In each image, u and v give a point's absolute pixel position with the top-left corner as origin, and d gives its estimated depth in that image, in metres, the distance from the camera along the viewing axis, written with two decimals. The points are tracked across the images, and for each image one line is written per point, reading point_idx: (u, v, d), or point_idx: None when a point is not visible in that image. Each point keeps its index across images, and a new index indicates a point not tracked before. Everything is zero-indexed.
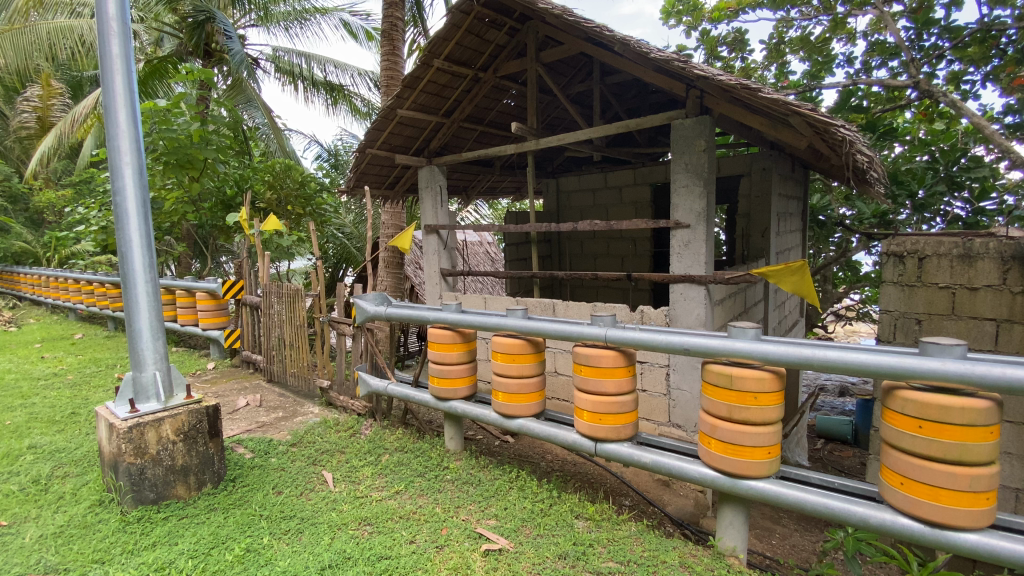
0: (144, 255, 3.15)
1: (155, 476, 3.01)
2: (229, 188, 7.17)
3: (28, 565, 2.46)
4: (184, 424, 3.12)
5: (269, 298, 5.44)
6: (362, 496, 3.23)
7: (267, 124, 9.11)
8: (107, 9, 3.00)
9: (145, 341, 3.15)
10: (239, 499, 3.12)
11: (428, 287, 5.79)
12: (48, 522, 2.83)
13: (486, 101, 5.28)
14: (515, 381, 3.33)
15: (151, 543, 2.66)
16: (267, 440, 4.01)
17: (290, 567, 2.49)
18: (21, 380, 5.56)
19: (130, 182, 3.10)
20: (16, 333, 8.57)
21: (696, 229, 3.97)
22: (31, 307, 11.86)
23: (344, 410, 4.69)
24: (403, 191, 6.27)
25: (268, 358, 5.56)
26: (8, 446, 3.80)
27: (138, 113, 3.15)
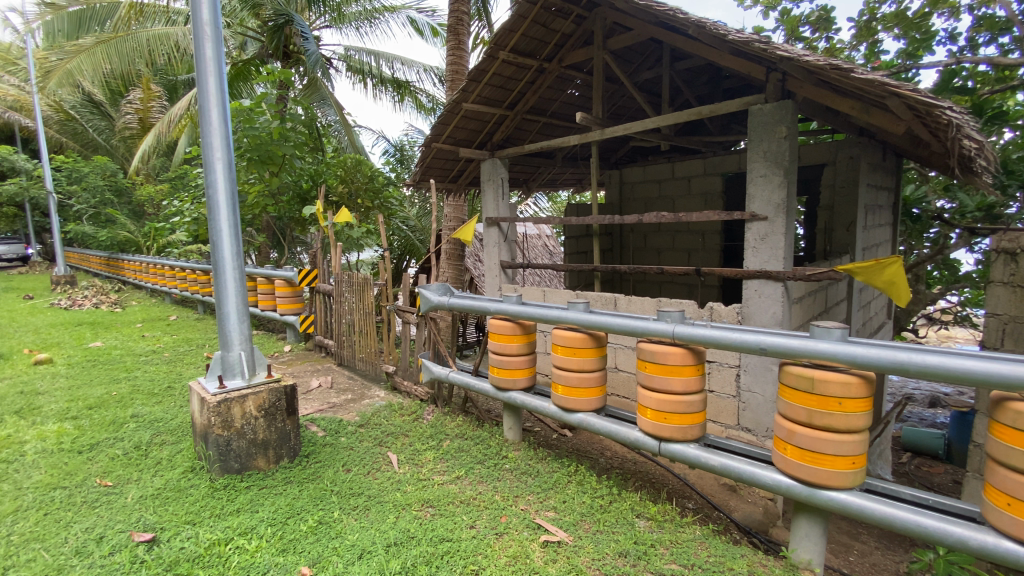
0: (232, 244, 3.39)
1: (239, 447, 3.25)
2: (305, 182, 7.58)
3: (132, 522, 2.73)
4: (265, 401, 3.35)
5: (340, 286, 5.71)
6: (425, 478, 3.32)
7: (339, 121, 9.53)
8: (202, 15, 3.24)
9: (232, 323, 3.40)
10: (312, 474, 3.31)
11: (488, 279, 5.84)
12: (148, 484, 3.13)
13: (550, 92, 5.22)
14: (576, 375, 3.28)
15: (234, 510, 2.88)
16: (337, 420, 4.23)
17: (359, 542, 2.60)
18: (126, 356, 6.19)
19: (221, 177, 3.34)
20: (123, 313, 9.56)
21: (773, 221, 3.73)
22: (134, 291, 13.18)
23: (408, 395, 4.84)
24: (466, 183, 6.35)
25: (339, 343, 5.85)
26: (116, 414, 4.24)
27: (227, 111, 3.37)
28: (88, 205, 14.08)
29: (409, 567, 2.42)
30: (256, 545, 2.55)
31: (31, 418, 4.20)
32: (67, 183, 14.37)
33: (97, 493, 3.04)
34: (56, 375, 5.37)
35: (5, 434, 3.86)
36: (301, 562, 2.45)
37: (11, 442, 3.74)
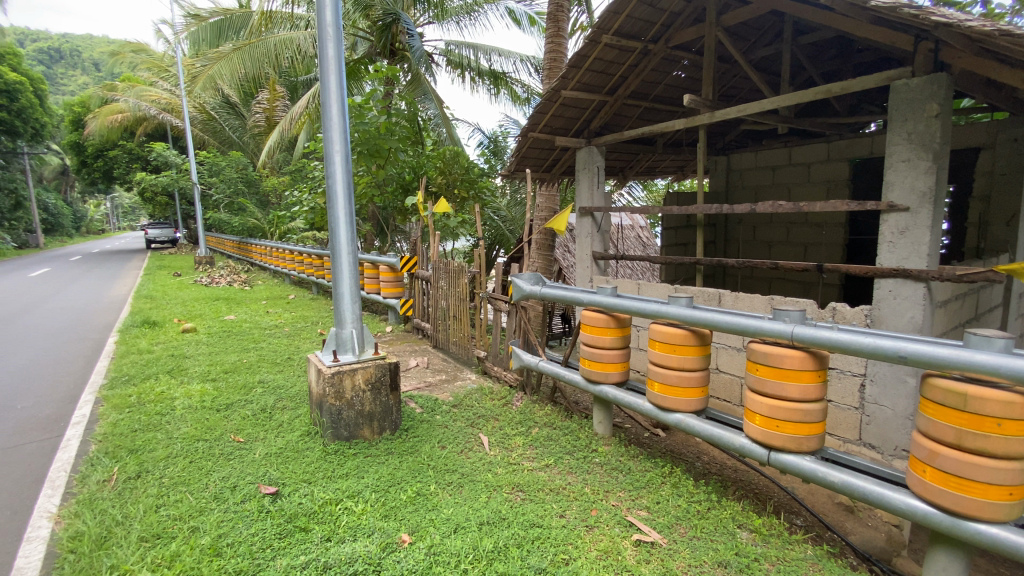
0: (347, 229, 3.65)
1: (348, 417, 3.51)
2: (408, 173, 7.88)
3: (259, 475, 3.07)
4: (372, 376, 3.58)
5: (437, 273, 5.94)
6: (515, 463, 3.37)
7: (439, 114, 9.91)
8: (325, 17, 3.51)
9: (346, 303, 3.68)
10: (411, 447, 3.50)
11: (579, 270, 5.77)
12: (272, 443, 3.50)
13: (654, 75, 4.99)
14: (675, 373, 3.11)
15: (343, 473, 3.12)
16: (433, 399, 4.43)
17: (454, 517, 2.70)
18: (255, 328, 6.98)
19: (339, 168, 3.61)
20: (251, 291, 10.78)
21: (917, 213, 3.27)
22: (259, 272, 14.80)
23: (498, 380, 4.94)
24: (560, 173, 6.31)
25: (434, 326, 6.12)
26: (247, 379, 4.80)
27: (345, 107, 3.62)
28: (224, 195, 16.02)
29: (501, 548, 2.47)
30: (362, 508, 2.74)
31: (181, 378, 4.88)
32: (209, 176, 16.43)
33: (231, 447, 3.45)
34: (199, 342, 6.18)
35: (162, 390, 4.51)
36: (401, 529, 2.59)
37: (166, 397, 4.36)
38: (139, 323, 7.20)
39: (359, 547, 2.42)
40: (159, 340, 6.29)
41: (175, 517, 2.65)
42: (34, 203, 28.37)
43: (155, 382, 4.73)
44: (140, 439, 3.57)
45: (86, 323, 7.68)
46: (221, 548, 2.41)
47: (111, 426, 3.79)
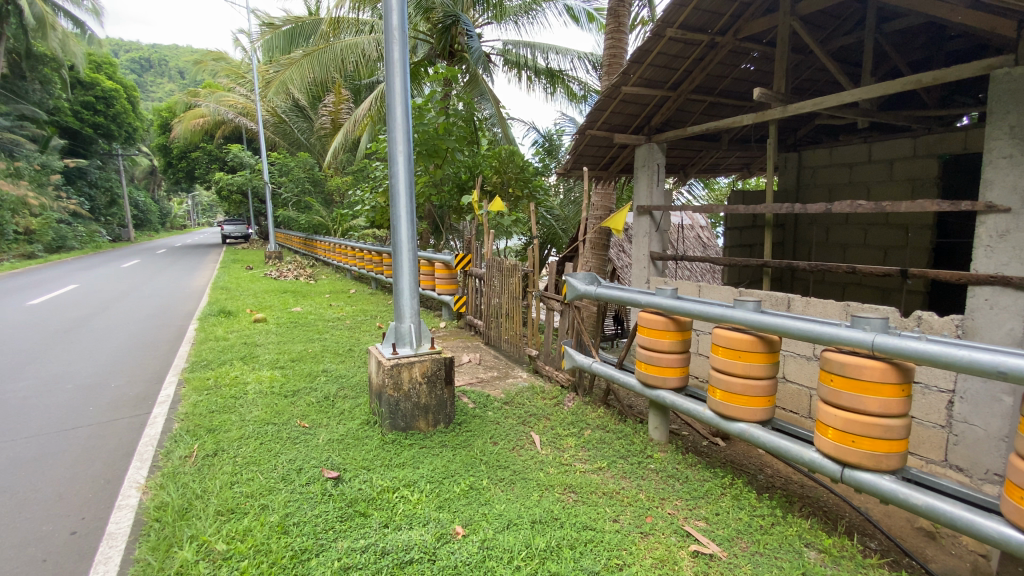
0: (407, 227, 3.75)
1: (406, 408, 3.61)
2: (464, 173, 8.00)
3: (323, 460, 3.22)
4: (428, 369, 3.66)
5: (490, 270, 5.98)
6: (567, 464, 3.34)
7: (496, 114, 10.01)
8: (392, 21, 3.62)
9: (404, 298, 3.77)
10: (464, 441, 3.56)
11: (636, 270, 5.65)
12: (334, 430, 3.67)
13: (720, 68, 4.79)
14: (740, 381, 2.97)
15: (400, 463, 3.21)
16: (485, 395, 4.48)
17: (506, 513, 2.71)
18: (318, 320, 7.34)
19: (402, 168, 3.71)
20: (314, 285, 11.35)
21: (1020, 214, 2.94)
22: (322, 267, 15.55)
23: (549, 379, 4.91)
24: (617, 171, 6.21)
25: (487, 323, 6.18)
26: (312, 368, 5.06)
27: (409, 108, 3.72)
28: (292, 194, 16.97)
29: (554, 547, 2.46)
30: (418, 498, 2.81)
31: (253, 364, 5.21)
32: (278, 175, 17.43)
33: (297, 432, 3.64)
34: (269, 331, 6.57)
35: (236, 374, 4.84)
36: (455, 521, 2.63)
37: (240, 381, 4.67)
38: (216, 312, 7.75)
39: (415, 535, 2.48)
40: (233, 329, 6.74)
41: (247, 494, 2.82)
42: (127, 201, 31.19)
43: (230, 368, 5.08)
44: (217, 419, 3.83)
45: (170, 311, 8.35)
46: (288, 526, 2.54)
47: (192, 406, 4.10)
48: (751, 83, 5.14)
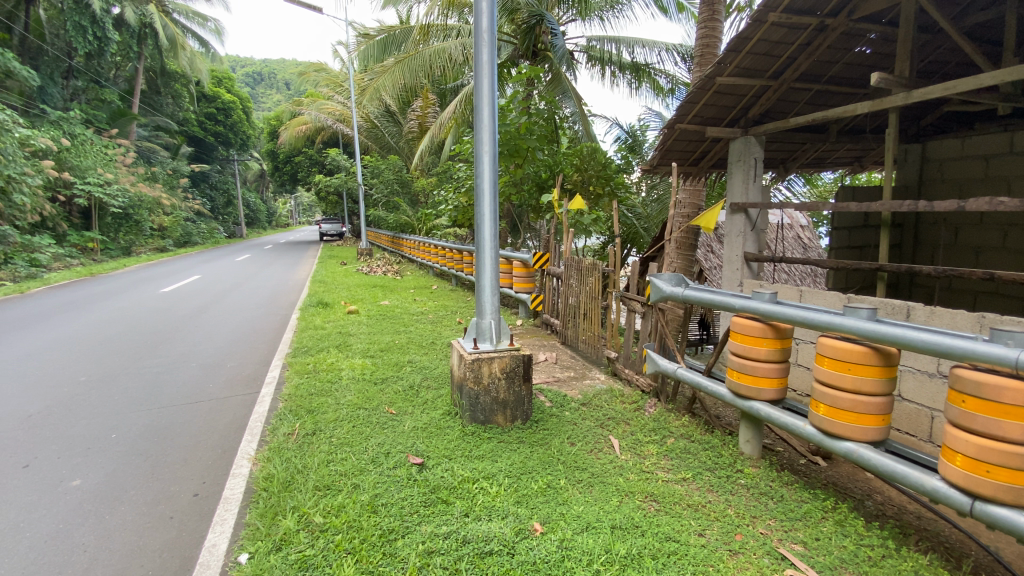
0: (491, 225, 3.82)
1: (485, 402, 3.68)
2: (545, 171, 7.98)
3: (408, 446, 3.37)
4: (507, 365, 3.70)
5: (568, 270, 5.92)
6: (648, 471, 3.22)
7: (578, 112, 9.91)
8: (482, 24, 3.68)
9: (486, 294, 3.86)
10: (542, 439, 3.55)
11: (727, 272, 5.32)
12: (419, 418, 3.83)
13: (829, 53, 4.38)
14: (848, 396, 2.68)
15: (479, 455, 3.28)
16: (562, 395, 4.45)
17: (585, 515, 2.67)
18: (404, 314, 7.71)
19: (487, 167, 3.78)
20: (400, 280, 11.94)
21: None
22: (408, 264, 16.35)
23: (628, 383, 4.76)
24: (708, 166, 5.92)
25: (564, 323, 6.13)
26: (399, 358, 5.32)
27: (496, 109, 3.78)
28: (382, 194, 18.02)
29: (635, 555, 2.38)
30: (496, 491, 2.85)
31: (346, 352, 5.59)
32: (369, 177, 18.55)
33: (385, 417, 3.85)
34: (360, 322, 7.02)
35: (332, 361, 5.22)
36: (533, 517, 2.63)
37: (335, 367, 5.03)
38: (314, 303, 8.41)
39: (495, 527, 2.52)
40: (329, 319, 7.28)
41: (341, 473, 3.03)
42: (241, 201, 34.75)
43: (326, 354, 5.48)
44: (315, 401, 4.15)
45: (274, 302, 9.17)
46: (377, 506, 2.69)
47: (294, 388, 4.48)
48: (866, 68, 4.64)
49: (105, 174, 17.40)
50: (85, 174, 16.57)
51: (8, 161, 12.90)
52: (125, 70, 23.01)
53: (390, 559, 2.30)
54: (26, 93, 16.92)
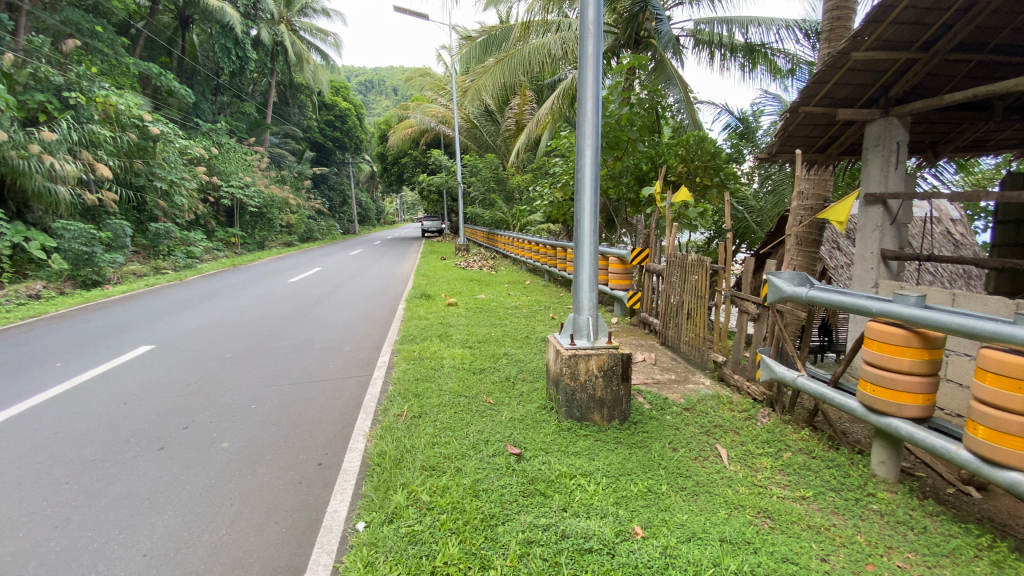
0: (591, 220, 3.75)
1: (582, 399, 3.63)
2: (646, 164, 7.66)
3: (506, 436, 3.45)
4: (605, 363, 3.59)
5: (671, 267, 5.65)
6: (761, 485, 2.99)
7: (683, 99, 9.43)
8: (588, 15, 3.62)
9: (585, 291, 3.81)
10: (641, 442, 3.43)
11: (860, 272, 4.76)
12: (516, 410, 3.90)
13: (995, 19, 3.68)
14: (1016, 418, 2.25)
15: (576, 451, 3.25)
16: (663, 397, 4.27)
17: (690, 524, 2.55)
18: (499, 308, 7.89)
19: (589, 161, 3.71)
20: (495, 275, 12.24)
21: None
22: (503, 259, 16.74)
23: (738, 390, 4.43)
24: (838, 153, 5.34)
25: (664, 323, 5.86)
26: (496, 350, 5.45)
27: (599, 101, 3.70)
28: (480, 191, 18.62)
29: (746, 572, 2.21)
30: (595, 489, 2.81)
31: (447, 342, 5.86)
32: (469, 175, 19.24)
33: (483, 406, 3.98)
34: (459, 314, 7.30)
35: (434, 349, 5.49)
36: (633, 520, 2.56)
37: (437, 355, 5.30)
38: (418, 295, 8.91)
39: (594, 526, 2.48)
40: (431, 310, 7.67)
41: (445, 456, 3.18)
42: (354, 201, 37.81)
43: (429, 343, 5.79)
44: (421, 386, 4.41)
45: (381, 293, 9.85)
46: (478, 490, 2.79)
47: (402, 373, 4.79)
48: None
49: (244, 178, 19.86)
50: (229, 178, 19.02)
51: (171, 168, 15.21)
52: (260, 85, 26.02)
53: (491, 544, 2.37)
54: (185, 109, 19.77)
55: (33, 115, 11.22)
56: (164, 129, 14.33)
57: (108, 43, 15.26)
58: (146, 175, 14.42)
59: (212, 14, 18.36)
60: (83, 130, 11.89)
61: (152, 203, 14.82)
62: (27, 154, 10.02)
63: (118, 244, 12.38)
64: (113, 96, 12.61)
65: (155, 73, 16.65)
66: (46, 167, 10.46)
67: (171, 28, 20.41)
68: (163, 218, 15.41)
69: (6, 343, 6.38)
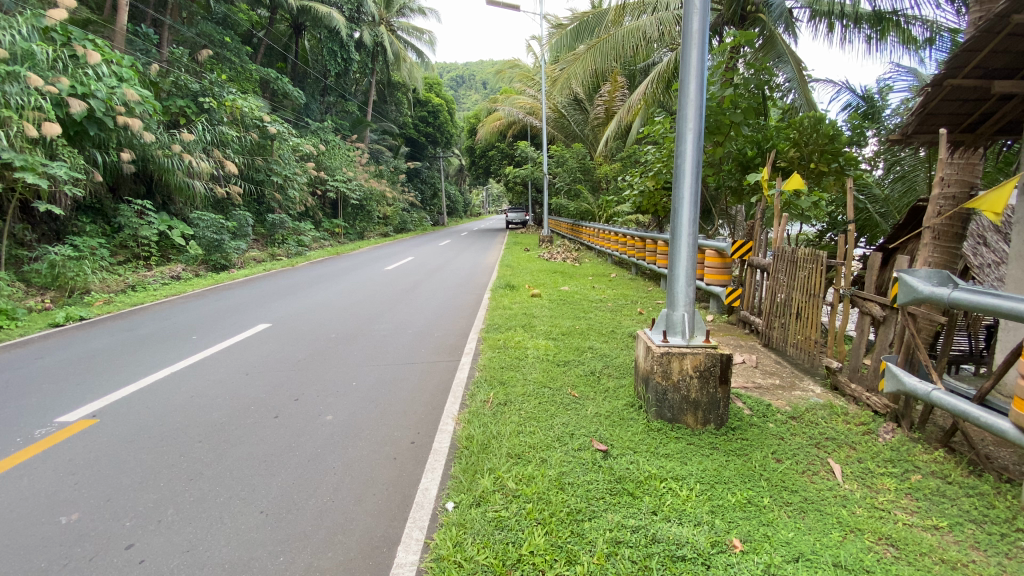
0: (690, 210, 3.54)
1: (673, 400, 3.45)
2: (751, 149, 7.06)
3: (591, 431, 3.38)
4: (701, 364, 3.37)
5: (777, 262, 5.19)
6: (882, 509, 2.65)
7: (795, 77, 8.56)
8: None
9: (680, 285, 3.61)
10: (739, 450, 3.20)
11: (1015, 272, 4.01)
12: (601, 405, 3.81)
13: None
14: None
15: (666, 453, 3.11)
16: (765, 404, 3.94)
17: (796, 543, 2.32)
18: (584, 300, 7.79)
19: (690, 147, 3.49)
20: (580, 267, 12.09)
21: None
22: (588, 251, 16.51)
23: (856, 402, 3.97)
24: (993, 131, 4.52)
25: (768, 323, 5.41)
26: (580, 343, 5.38)
27: (704, 82, 3.45)
28: (566, 182, 18.43)
29: None
30: (687, 495, 2.66)
31: (532, 332, 5.88)
32: (556, 166, 19.12)
33: (568, 399, 3.94)
34: (543, 306, 7.30)
35: (519, 339, 5.54)
36: (732, 532, 2.39)
37: (521, 345, 5.35)
38: (503, 285, 9.05)
39: (688, 533, 2.35)
40: (515, 301, 7.73)
41: (530, 445, 3.19)
42: (444, 193, 39.23)
43: (514, 333, 5.86)
44: (506, 374, 4.47)
45: (468, 282, 10.11)
46: (564, 483, 2.76)
47: (487, 360, 4.89)
48: None
49: (347, 172, 21.36)
50: (335, 173, 20.53)
51: (285, 164, 16.73)
52: (362, 85, 27.78)
53: (578, 539, 2.33)
54: (298, 110, 21.63)
55: (175, 119, 12.89)
56: (280, 128, 15.78)
57: (235, 52, 17.19)
58: (265, 171, 16.00)
59: (321, 20, 19.84)
60: (214, 131, 13.44)
61: (270, 196, 16.44)
62: (170, 153, 11.55)
63: (242, 233, 13.87)
64: (238, 100, 14.14)
65: (274, 78, 18.35)
66: (186, 164, 11.95)
67: (287, 35, 22.38)
68: (279, 210, 17.08)
69: (155, 317, 7.42)
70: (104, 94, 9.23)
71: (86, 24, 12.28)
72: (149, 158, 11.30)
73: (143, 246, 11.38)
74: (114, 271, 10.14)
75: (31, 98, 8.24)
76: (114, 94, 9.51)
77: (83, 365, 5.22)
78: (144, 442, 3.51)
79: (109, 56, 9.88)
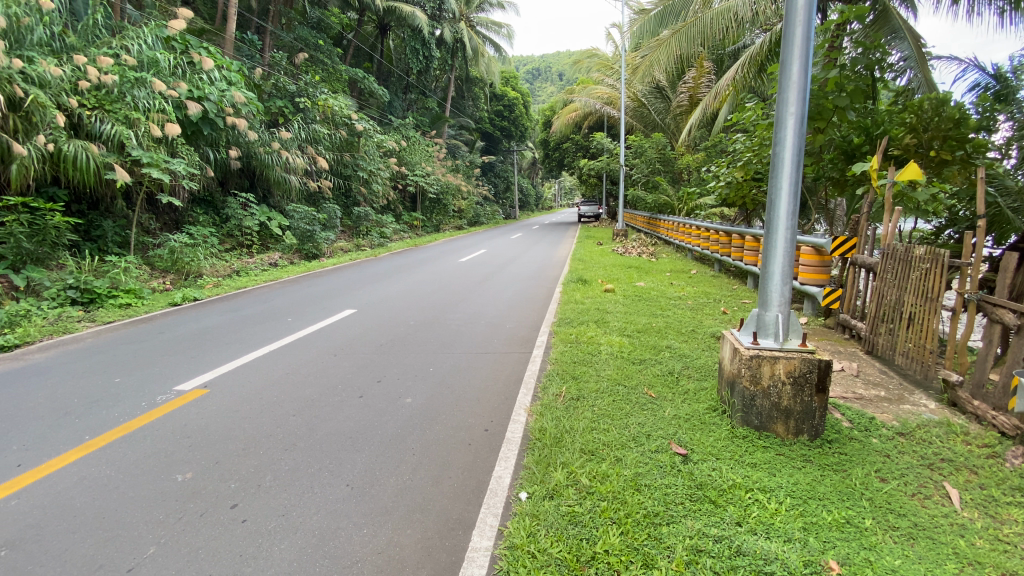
0: (789, 202, 3.28)
1: (762, 406, 3.23)
2: (856, 136, 6.41)
3: (669, 433, 3.26)
4: (796, 369, 3.12)
5: (886, 262, 4.68)
6: (1009, 543, 2.32)
7: (913, 55, 7.69)
8: None
9: (774, 284, 3.37)
10: (837, 465, 2.93)
11: None
12: (680, 407, 3.66)
13: None
14: None
15: (753, 462, 2.92)
16: (868, 416, 3.59)
17: (903, 571, 2.10)
18: (662, 297, 7.51)
19: (790, 133, 3.23)
20: (657, 263, 11.68)
21: None
22: (665, 246, 15.90)
23: (979, 421, 3.49)
24: None
25: (873, 328, 4.91)
26: (658, 342, 5.19)
27: (809, 61, 3.16)
28: (644, 174, 17.84)
29: None
30: (776, 508, 2.49)
31: (605, 328, 5.76)
32: (634, 158, 18.54)
33: (645, 398, 3.82)
34: (617, 301, 7.13)
35: (592, 335, 5.45)
36: (827, 552, 2.20)
37: (595, 341, 5.26)
38: (576, 279, 8.96)
39: (776, 548, 2.20)
40: (588, 295, 7.62)
41: (604, 443, 3.13)
42: (518, 187, 39.46)
43: (587, 328, 5.77)
44: (579, 369, 4.43)
45: (541, 275, 10.10)
46: (640, 485, 2.68)
47: (561, 354, 4.87)
48: None
49: (426, 167, 22.10)
50: (415, 168, 21.32)
51: (370, 159, 17.63)
52: (441, 81, 28.58)
53: (655, 543, 2.26)
54: (382, 108, 22.66)
55: (275, 118, 14.00)
56: (366, 124, 16.62)
57: (327, 54, 18.35)
58: (352, 166, 16.96)
59: (405, 19, 20.59)
60: (308, 128, 14.44)
61: (356, 189, 17.40)
62: (270, 149, 12.59)
63: (331, 225, 14.82)
64: (330, 98, 15.09)
65: (361, 77, 19.35)
66: (283, 160, 12.95)
67: (373, 36, 23.48)
68: (363, 203, 18.05)
69: (256, 300, 8.17)
70: (215, 97, 10.24)
71: (201, 34, 13.65)
72: (252, 155, 12.40)
73: (246, 236, 12.52)
74: (222, 257, 11.25)
75: (156, 101, 9.29)
76: (225, 96, 10.52)
77: (196, 340, 5.85)
78: (246, 413, 3.87)
79: (221, 62, 10.91)
